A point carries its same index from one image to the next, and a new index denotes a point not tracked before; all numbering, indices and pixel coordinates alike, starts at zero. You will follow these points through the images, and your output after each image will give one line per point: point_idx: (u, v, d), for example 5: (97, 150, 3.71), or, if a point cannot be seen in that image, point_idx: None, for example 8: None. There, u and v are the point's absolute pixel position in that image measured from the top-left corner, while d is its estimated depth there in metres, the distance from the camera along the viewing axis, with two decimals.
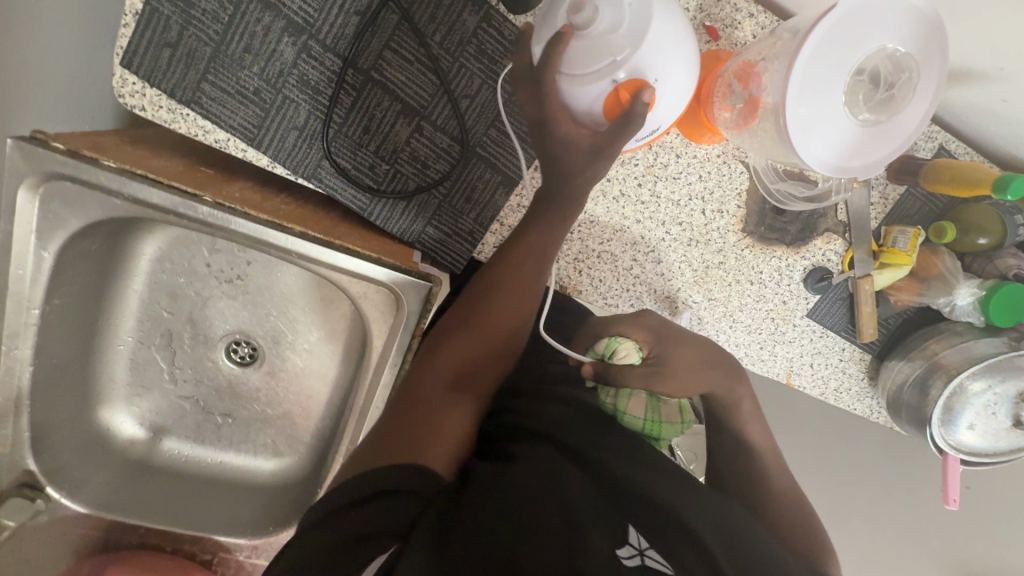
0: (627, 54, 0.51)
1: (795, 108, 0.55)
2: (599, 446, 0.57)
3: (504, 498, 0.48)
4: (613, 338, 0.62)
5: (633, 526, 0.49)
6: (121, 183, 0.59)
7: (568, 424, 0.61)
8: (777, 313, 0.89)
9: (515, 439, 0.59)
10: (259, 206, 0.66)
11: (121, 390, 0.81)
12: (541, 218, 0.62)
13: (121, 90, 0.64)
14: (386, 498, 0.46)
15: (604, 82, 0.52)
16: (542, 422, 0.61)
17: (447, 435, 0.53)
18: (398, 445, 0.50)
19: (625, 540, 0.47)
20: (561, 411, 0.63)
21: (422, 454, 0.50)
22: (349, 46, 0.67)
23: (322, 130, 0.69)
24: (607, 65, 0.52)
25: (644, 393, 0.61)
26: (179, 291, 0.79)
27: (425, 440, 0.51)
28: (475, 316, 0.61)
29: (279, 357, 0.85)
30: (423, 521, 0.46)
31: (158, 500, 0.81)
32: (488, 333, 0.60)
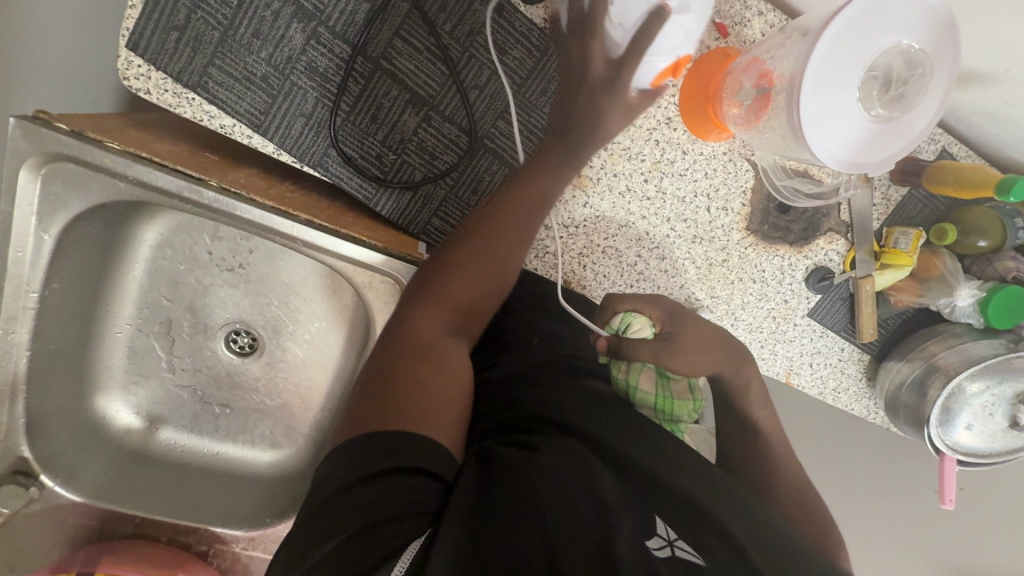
0: (694, 33, 0.59)
1: (808, 106, 0.55)
2: (617, 434, 0.56)
3: (532, 485, 0.46)
4: (626, 313, 0.66)
5: (660, 517, 0.46)
6: (125, 165, 0.58)
7: (581, 412, 0.59)
8: (779, 313, 0.90)
9: (520, 428, 0.57)
10: (265, 192, 0.65)
11: (118, 378, 0.80)
12: (541, 164, 0.65)
13: (125, 72, 0.63)
14: (399, 486, 0.43)
15: (669, 57, 0.60)
16: (561, 412, 0.59)
17: (451, 379, 0.52)
18: (405, 412, 0.47)
19: (655, 530, 0.44)
20: (579, 403, 0.61)
21: (433, 423, 0.48)
22: (359, 33, 0.67)
23: (330, 118, 0.69)
24: (678, 44, 0.59)
25: (653, 369, 0.65)
26: (179, 278, 0.78)
27: (435, 402, 0.49)
28: (469, 266, 0.60)
29: (279, 347, 0.84)
30: (448, 510, 0.43)
31: (154, 490, 0.80)
32: (482, 283, 0.60)
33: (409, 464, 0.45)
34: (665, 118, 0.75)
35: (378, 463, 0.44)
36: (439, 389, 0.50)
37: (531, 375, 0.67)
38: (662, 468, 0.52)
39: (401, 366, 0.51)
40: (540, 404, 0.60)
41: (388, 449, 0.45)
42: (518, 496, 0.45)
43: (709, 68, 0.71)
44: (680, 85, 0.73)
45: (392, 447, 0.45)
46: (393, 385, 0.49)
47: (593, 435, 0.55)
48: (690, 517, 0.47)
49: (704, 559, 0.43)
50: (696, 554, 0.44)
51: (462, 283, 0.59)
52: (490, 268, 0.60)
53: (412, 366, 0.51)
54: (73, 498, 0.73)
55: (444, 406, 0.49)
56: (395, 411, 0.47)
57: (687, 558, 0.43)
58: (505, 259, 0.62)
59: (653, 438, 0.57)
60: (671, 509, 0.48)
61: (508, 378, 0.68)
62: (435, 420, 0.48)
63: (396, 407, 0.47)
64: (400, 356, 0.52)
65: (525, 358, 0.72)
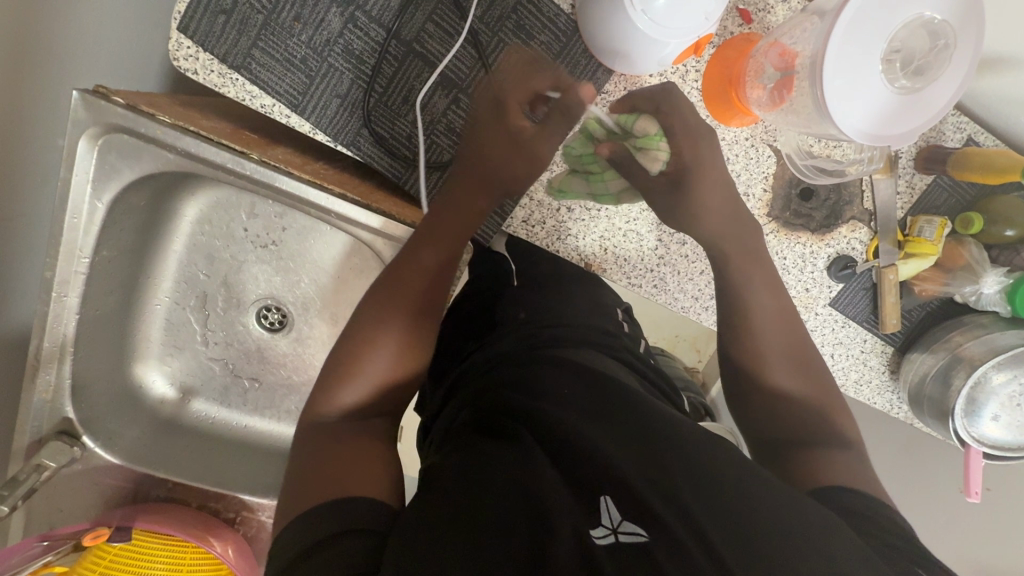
0: (715, 16, 0.62)
1: (832, 80, 0.57)
2: (578, 417, 0.55)
3: (477, 485, 0.48)
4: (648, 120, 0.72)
5: (605, 496, 0.47)
6: (174, 137, 0.62)
7: (535, 390, 0.58)
8: (800, 301, 0.88)
9: (493, 418, 0.57)
10: (302, 168, 0.69)
11: (155, 348, 0.84)
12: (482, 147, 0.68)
13: (175, 53, 0.67)
14: (351, 541, 0.45)
15: (691, 37, 0.63)
16: (534, 394, 0.57)
17: (380, 356, 0.62)
18: (332, 485, 0.51)
19: (599, 520, 0.45)
20: (555, 381, 0.60)
21: (362, 486, 0.51)
22: (394, 17, 0.71)
23: (363, 99, 0.72)
24: (698, 25, 0.62)
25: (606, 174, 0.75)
26: (216, 254, 0.82)
27: (367, 470, 0.53)
28: (403, 296, 0.65)
29: (307, 324, 0.87)
30: (390, 539, 0.45)
31: (184, 457, 0.83)
32: (406, 308, 0.64)
33: (349, 522, 0.47)
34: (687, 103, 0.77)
35: (323, 532, 0.46)
36: (359, 462, 0.54)
37: (516, 352, 0.67)
38: (619, 451, 0.51)
39: (322, 453, 0.54)
40: (504, 393, 0.59)
41: (330, 517, 0.47)
42: (462, 509, 0.45)
43: (731, 58, 0.73)
44: (704, 69, 0.75)
45: (326, 517, 0.47)
46: (314, 477, 0.52)
47: (552, 418, 0.54)
48: (644, 493, 0.46)
49: (649, 534, 0.44)
50: (641, 531, 0.44)
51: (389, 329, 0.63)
52: (426, 277, 0.66)
53: (334, 449, 0.55)
54: (112, 460, 0.76)
55: (372, 468, 0.54)
56: (328, 490, 0.50)
57: (631, 542, 0.43)
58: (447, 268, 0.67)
59: (622, 416, 0.55)
60: (629, 490, 0.47)
61: (488, 364, 0.68)
62: (366, 481, 0.52)
63: (327, 493, 0.50)
64: (325, 440, 0.56)
65: (510, 332, 0.72)
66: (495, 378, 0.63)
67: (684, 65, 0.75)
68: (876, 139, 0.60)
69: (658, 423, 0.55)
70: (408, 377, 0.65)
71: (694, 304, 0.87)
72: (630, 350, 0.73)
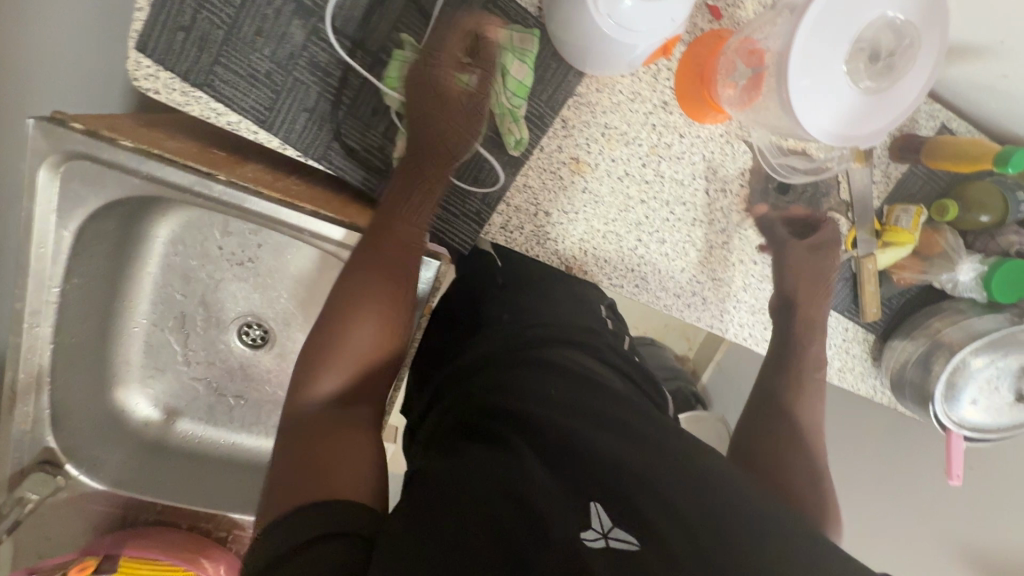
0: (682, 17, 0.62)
1: (802, 82, 0.57)
2: (564, 420, 0.54)
3: (470, 491, 0.47)
4: (489, 24, 0.70)
5: (596, 502, 0.47)
6: (137, 162, 0.61)
7: (520, 391, 0.58)
8: (781, 294, 0.89)
9: (484, 423, 0.56)
10: (272, 185, 0.68)
11: (136, 371, 0.83)
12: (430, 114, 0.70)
13: (135, 73, 0.65)
14: (328, 539, 0.44)
15: (658, 39, 0.63)
16: (520, 400, 0.57)
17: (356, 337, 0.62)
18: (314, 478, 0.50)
19: (591, 523, 0.45)
20: (542, 385, 0.59)
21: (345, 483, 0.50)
22: (358, 28, 0.70)
23: (332, 112, 0.71)
24: (664, 27, 0.62)
25: (501, 73, 0.71)
26: (191, 273, 0.81)
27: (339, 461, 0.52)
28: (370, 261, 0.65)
29: (290, 339, 0.86)
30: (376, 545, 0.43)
31: (172, 478, 0.83)
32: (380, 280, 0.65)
33: (322, 519, 0.46)
34: (661, 102, 0.77)
35: (300, 532, 0.45)
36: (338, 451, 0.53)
37: (502, 356, 0.67)
38: (607, 451, 0.51)
39: (293, 452, 0.54)
40: (486, 400, 0.59)
41: (303, 517, 0.46)
42: (447, 509, 0.45)
43: (701, 58, 0.73)
44: (675, 68, 0.76)
45: (310, 512, 0.46)
46: (288, 476, 0.51)
47: (538, 423, 0.54)
48: (631, 497, 0.47)
49: (639, 542, 0.44)
50: (631, 539, 0.44)
51: (349, 312, 0.63)
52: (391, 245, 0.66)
53: (306, 444, 0.54)
54: (98, 486, 0.76)
55: (348, 459, 0.53)
56: (301, 490, 0.49)
57: (623, 548, 0.44)
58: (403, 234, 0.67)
59: (605, 420, 0.55)
60: (616, 497, 0.47)
61: (474, 367, 0.67)
62: (347, 479, 0.51)
63: (298, 497, 0.49)
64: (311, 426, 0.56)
65: (495, 335, 0.72)
66: (480, 383, 0.63)
67: (654, 65, 0.75)
68: (846, 139, 0.60)
69: (639, 429, 0.55)
70: (387, 351, 0.64)
71: (676, 302, 0.86)
72: (612, 345, 0.74)
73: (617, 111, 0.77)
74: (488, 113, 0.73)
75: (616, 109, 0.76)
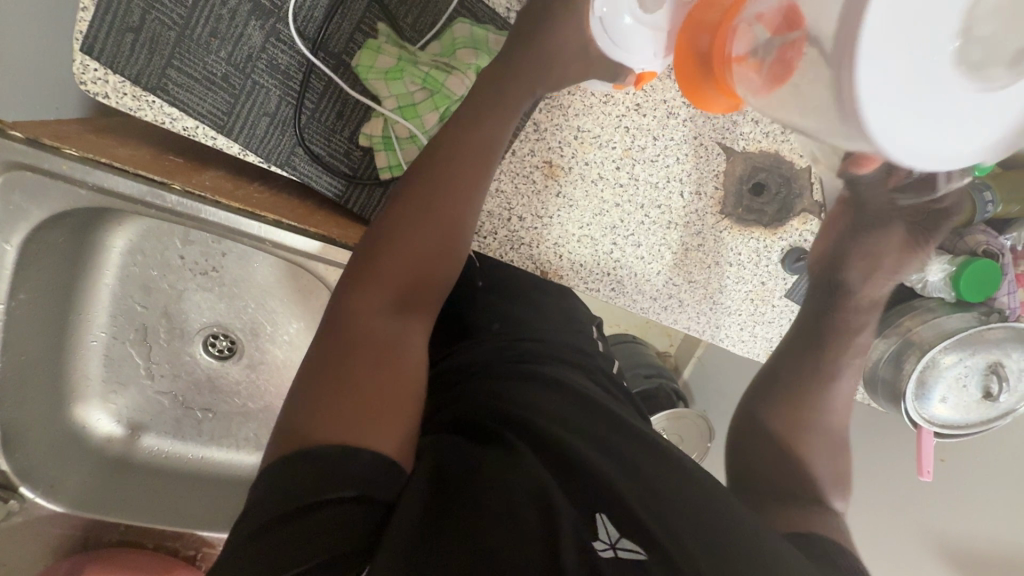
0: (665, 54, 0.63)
1: (880, 70, 0.37)
2: (555, 422, 0.52)
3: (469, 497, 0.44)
4: (464, 23, 0.68)
5: (603, 513, 0.45)
6: (84, 172, 0.59)
7: (509, 393, 0.56)
8: (757, 295, 0.87)
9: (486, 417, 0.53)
10: (232, 194, 0.65)
11: (96, 387, 0.80)
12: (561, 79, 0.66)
13: (82, 77, 0.62)
14: (345, 507, 0.40)
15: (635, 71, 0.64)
16: (508, 401, 0.55)
17: (402, 266, 0.53)
18: (348, 419, 0.43)
19: (598, 536, 0.44)
20: (531, 391, 0.57)
21: (381, 430, 0.44)
22: (319, 29, 0.67)
23: (294, 116, 0.68)
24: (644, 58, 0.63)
25: (475, 72, 0.67)
26: (152, 284, 0.78)
27: (382, 403, 0.45)
28: (428, 194, 0.56)
29: (259, 349, 0.84)
30: (392, 526, 0.40)
31: (138, 496, 0.81)
32: (439, 215, 0.55)
33: (347, 481, 0.40)
34: (633, 104, 0.76)
35: (317, 487, 0.40)
36: (384, 392, 0.45)
37: (489, 363, 0.64)
38: (596, 455, 0.49)
39: (335, 368, 0.46)
40: (477, 400, 0.56)
41: (328, 468, 0.40)
42: (453, 508, 0.43)
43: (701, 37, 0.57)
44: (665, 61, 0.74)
45: (335, 464, 0.41)
46: (323, 395, 0.44)
47: (530, 422, 0.52)
48: (630, 504, 0.45)
49: (649, 552, 0.43)
50: (640, 549, 0.43)
51: (402, 253, 0.53)
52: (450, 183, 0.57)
53: (350, 364, 0.46)
54: (55, 509, 0.73)
55: (400, 410, 0.45)
56: (334, 423, 0.43)
57: (631, 558, 0.42)
58: (463, 194, 0.57)
59: (595, 424, 0.53)
60: (620, 504, 0.45)
61: (460, 373, 0.65)
62: (390, 424, 0.44)
63: (334, 430, 0.42)
64: (348, 354, 0.47)
65: (482, 343, 0.69)
66: (468, 388, 0.60)
67: None
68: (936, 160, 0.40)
69: (627, 425, 0.55)
70: (436, 288, 0.55)
71: (653, 304, 0.87)
72: (604, 369, 0.70)
73: (590, 113, 0.76)
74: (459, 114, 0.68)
75: (588, 112, 0.76)
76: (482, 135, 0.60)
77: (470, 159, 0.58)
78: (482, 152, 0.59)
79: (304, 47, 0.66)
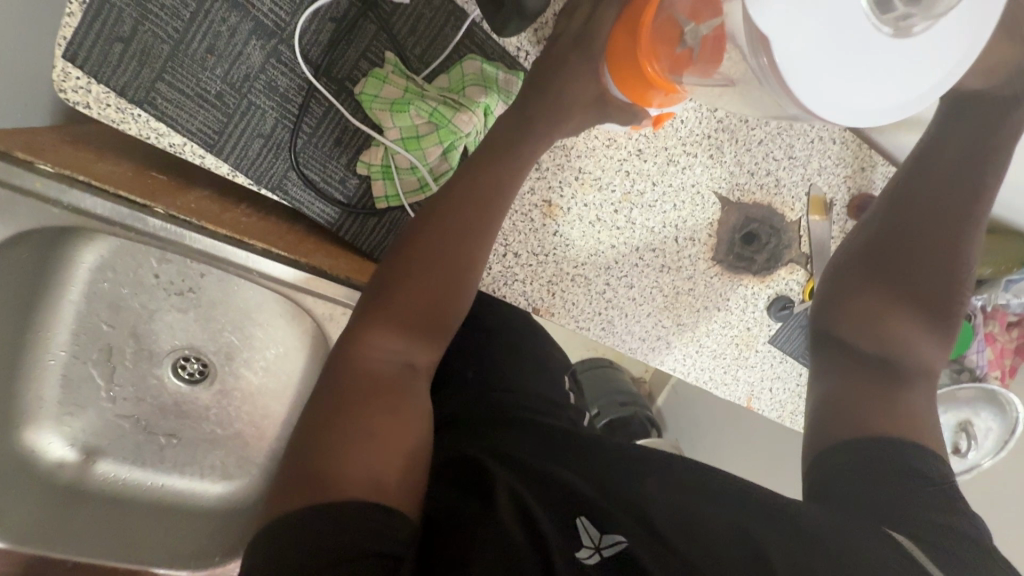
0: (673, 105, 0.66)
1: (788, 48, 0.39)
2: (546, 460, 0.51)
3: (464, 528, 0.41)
4: (473, 60, 0.67)
5: (584, 517, 0.44)
6: (60, 190, 0.55)
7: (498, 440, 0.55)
8: (742, 340, 0.89)
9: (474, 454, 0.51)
10: (218, 218, 0.62)
11: (50, 409, 0.74)
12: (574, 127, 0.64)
13: (61, 84, 0.57)
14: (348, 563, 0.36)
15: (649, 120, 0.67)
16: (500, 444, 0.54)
17: (411, 299, 0.51)
18: (348, 467, 0.41)
19: (580, 539, 0.43)
20: (515, 440, 0.56)
21: (380, 481, 0.41)
22: (323, 54, 0.65)
23: (290, 141, 0.65)
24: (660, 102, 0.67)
25: (481, 110, 0.66)
26: (121, 302, 0.73)
27: (384, 450, 0.43)
28: (443, 221, 0.54)
29: (233, 374, 0.80)
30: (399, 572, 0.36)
31: (86, 530, 0.74)
32: (453, 245, 0.54)
33: (350, 536, 0.37)
34: (636, 149, 0.77)
35: (318, 546, 0.36)
36: (387, 437, 0.43)
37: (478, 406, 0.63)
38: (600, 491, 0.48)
39: (338, 411, 0.44)
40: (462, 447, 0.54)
41: (322, 526, 0.37)
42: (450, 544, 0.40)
43: (636, 10, 0.57)
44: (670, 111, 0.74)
45: (331, 515, 0.38)
46: (323, 449, 0.42)
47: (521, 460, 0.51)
48: None
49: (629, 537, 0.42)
50: (621, 537, 0.42)
51: (412, 285, 0.51)
52: (465, 209, 0.55)
53: (356, 412, 0.44)
54: None
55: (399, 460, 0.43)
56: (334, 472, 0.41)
57: (616, 554, 0.41)
58: (477, 219, 0.55)
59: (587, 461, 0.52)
60: None
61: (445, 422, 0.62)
62: (388, 473, 0.42)
63: (336, 479, 0.40)
64: (350, 395, 0.45)
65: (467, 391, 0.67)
66: (457, 433, 0.58)
67: None
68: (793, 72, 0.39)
69: None
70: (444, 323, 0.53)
71: (642, 345, 0.87)
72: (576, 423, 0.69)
73: (592, 156, 0.76)
74: (461, 149, 0.67)
75: (591, 154, 0.75)
76: (496, 165, 0.58)
77: (482, 189, 0.56)
78: (497, 182, 0.57)
79: (307, 70, 0.64)
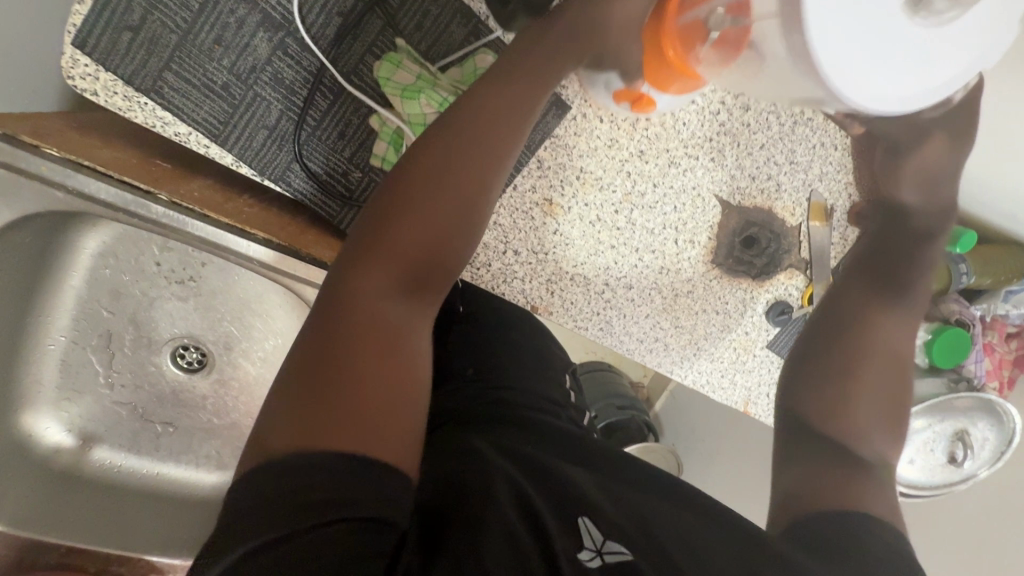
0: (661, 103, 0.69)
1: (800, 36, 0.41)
2: (548, 457, 0.52)
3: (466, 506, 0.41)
4: (485, 54, 0.68)
5: (586, 519, 0.44)
6: (64, 175, 0.56)
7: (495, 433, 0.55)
8: (740, 344, 0.89)
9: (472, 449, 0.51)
10: (220, 207, 0.62)
11: (49, 394, 0.74)
12: None
13: (69, 70, 0.58)
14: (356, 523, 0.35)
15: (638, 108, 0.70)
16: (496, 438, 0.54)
17: (404, 241, 0.50)
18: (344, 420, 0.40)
19: (584, 541, 0.42)
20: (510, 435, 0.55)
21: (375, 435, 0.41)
22: (330, 47, 0.65)
23: (294, 132, 0.66)
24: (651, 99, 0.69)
25: None
26: (123, 289, 0.73)
27: (378, 396, 0.42)
28: (438, 166, 0.53)
29: (231, 364, 0.80)
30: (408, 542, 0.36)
31: (80, 514, 0.74)
32: (449, 189, 0.53)
33: (356, 494, 0.36)
34: (637, 151, 0.77)
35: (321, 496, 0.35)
36: (383, 383, 0.43)
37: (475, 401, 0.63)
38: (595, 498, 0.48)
39: (330, 355, 0.43)
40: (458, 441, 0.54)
41: (327, 480, 0.36)
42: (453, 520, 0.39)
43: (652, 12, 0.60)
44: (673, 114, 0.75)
45: (332, 470, 0.37)
46: (315, 403, 0.40)
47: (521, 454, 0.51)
48: None
49: (632, 551, 0.42)
50: (625, 550, 0.42)
51: (405, 226, 0.51)
52: (460, 154, 0.54)
53: (350, 361, 0.43)
54: None
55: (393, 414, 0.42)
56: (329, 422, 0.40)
57: (618, 561, 0.41)
58: (473, 165, 0.55)
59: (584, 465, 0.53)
60: None
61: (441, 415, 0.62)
62: (384, 420, 0.42)
63: (340, 438, 0.39)
64: (344, 336, 0.44)
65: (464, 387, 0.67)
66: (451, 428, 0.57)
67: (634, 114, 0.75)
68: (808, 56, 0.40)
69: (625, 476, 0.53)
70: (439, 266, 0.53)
71: (640, 346, 0.87)
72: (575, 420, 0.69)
73: (593, 156, 0.76)
74: None
75: (593, 154, 0.76)
76: (490, 111, 0.57)
77: (478, 131, 0.56)
78: (497, 132, 0.57)
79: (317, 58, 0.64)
